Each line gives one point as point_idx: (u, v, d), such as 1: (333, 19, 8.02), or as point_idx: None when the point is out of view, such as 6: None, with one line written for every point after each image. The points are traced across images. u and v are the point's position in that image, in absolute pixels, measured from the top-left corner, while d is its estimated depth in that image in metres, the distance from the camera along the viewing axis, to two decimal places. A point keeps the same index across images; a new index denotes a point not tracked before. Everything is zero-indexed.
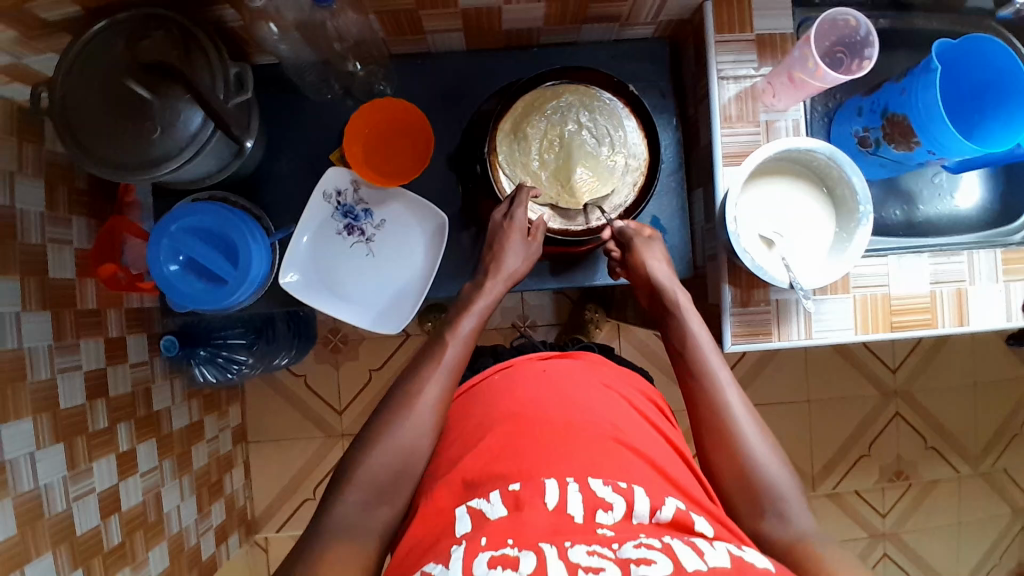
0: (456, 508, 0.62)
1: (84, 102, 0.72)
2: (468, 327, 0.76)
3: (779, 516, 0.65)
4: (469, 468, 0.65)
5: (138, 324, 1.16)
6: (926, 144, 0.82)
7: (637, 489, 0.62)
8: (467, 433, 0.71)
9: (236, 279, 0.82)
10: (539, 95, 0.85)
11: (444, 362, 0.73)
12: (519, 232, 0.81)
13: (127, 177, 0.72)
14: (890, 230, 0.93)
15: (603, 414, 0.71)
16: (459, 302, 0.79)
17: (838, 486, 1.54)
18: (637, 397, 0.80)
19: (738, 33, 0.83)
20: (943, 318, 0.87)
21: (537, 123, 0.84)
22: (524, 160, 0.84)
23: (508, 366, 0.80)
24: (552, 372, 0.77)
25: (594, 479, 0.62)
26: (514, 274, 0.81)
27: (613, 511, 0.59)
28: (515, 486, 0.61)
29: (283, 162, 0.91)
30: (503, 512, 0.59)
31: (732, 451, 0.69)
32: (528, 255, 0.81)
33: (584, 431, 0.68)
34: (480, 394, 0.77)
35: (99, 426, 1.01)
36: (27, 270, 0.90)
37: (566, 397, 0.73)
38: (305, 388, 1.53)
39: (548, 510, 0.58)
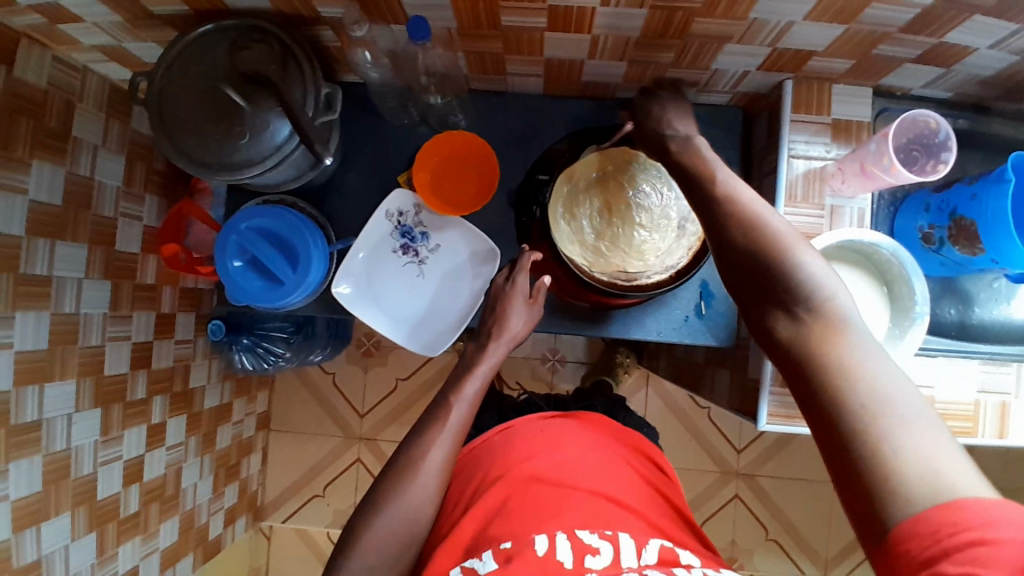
0: (451, 570, 0.68)
1: (182, 100, 0.76)
2: (472, 390, 0.80)
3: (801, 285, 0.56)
4: (468, 534, 0.70)
5: (189, 304, 1.20)
6: (989, 253, 0.80)
7: (622, 537, 0.67)
8: (467, 497, 0.76)
9: (292, 282, 0.85)
10: (571, 178, 0.85)
11: (449, 423, 0.76)
12: (519, 298, 0.86)
13: (208, 175, 0.76)
14: (941, 329, 0.89)
15: (595, 470, 0.76)
16: (464, 363, 0.83)
17: (851, 573, 1.50)
18: (634, 456, 0.83)
19: (814, 116, 0.84)
20: (984, 429, 0.85)
21: (578, 200, 0.85)
22: (581, 237, 0.84)
23: (507, 428, 0.83)
24: (547, 429, 0.81)
25: (581, 529, 0.67)
26: (516, 337, 0.85)
27: (601, 556, 0.64)
28: (506, 545, 0.66)
29: (352, 175, 0.95)
30: (495, 565, 0.65)
31: (744, 246, 0.60)
32: (530, 319, 0.86)
33: (574, 484, 0.73)
34: (478, 455, 0.81)
35: (136, 397, 1.05)
36: (97, 240, 0.95)
37: (561, 451, 0.77)
38: (332, 386, 1.57)
39: (538, 557, 0.63)
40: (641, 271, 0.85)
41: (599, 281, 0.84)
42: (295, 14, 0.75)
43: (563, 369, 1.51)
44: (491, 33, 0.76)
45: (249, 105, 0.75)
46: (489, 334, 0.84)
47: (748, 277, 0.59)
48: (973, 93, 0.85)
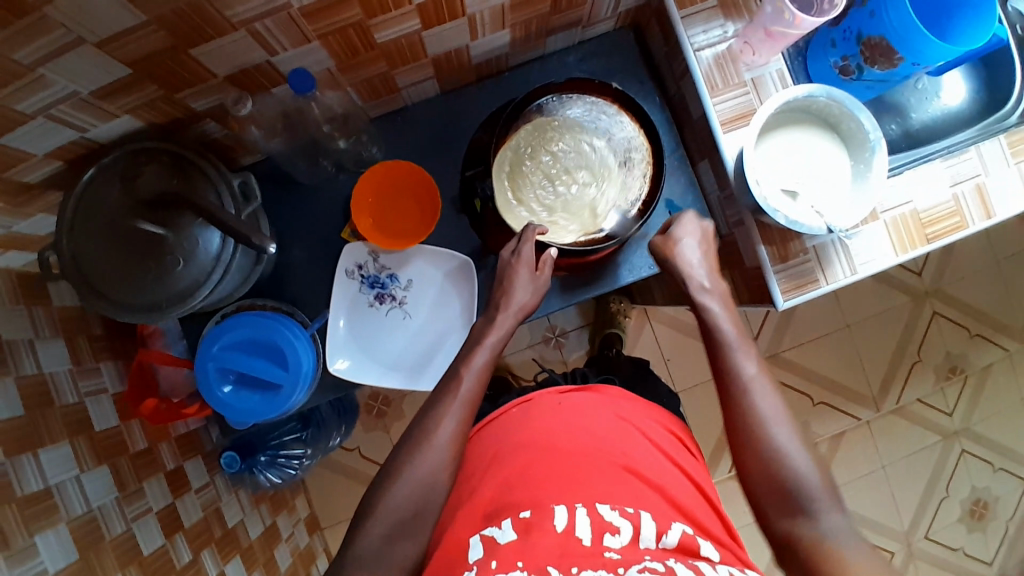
0: (471, 537, 0.68)
1: (96, 254, 0.70)
2: (479, 361, 0.76)
3: (810, 528, 0.66)
4: (488, 500, 0.71)
5: (191, 448, 1.14)
6: (909, 58, 0.83)
7: (643, 514, 0.67)
8: (485, 465, 0.76)
9: (289, 381, 0.81)
10: (508, 162, 0.86)
11: (459, 396, 0.74)
12: (526, 265, 0.80)
13: (161, 317, 0.72)
14: (892, 146, 0.94)
15: (619, 445, 0.75)
16: (470, 338, 0.80)
17: (901, 400, 1.56)
18: (659, 432, 0.81)
19: (700, 4, 0.83)
20: (971, 216, 0.88)
21: (526, 179, 0.85)
22: (546, 209, 0.85)
23: (527, 401, 0.83)
24: (568, 405, 0.80)
25: (601, 504, 0.67)
26: (525, 307, 0.80)
27: (620, 534, 0.64)
28: (525, 514, 0.66)
29: (296, 251, 0.91)
30: (513, 536, 0.65)
31: (738, 433, 0.71)
32: (538, 289, 0.80)
33: (595, 461, 0.73)
34: (501, 426, 0.81)
35: (184, 560, 1.00)
36: (73, 430, 0.89)
37: (582, 430, 0.77)
38: (362, 460, 1.52)
39: (556, 531, 0.64)
40: (616, 210, 0.86)
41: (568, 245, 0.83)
42: (173, 120, 0.72)
43: (568, 341, 1.50)
44: (371, 55, 0.74)
45: (169, 229, 0.71)
46: (494, 310, 0.80)
47: (737, 439, 0.72)
48: None
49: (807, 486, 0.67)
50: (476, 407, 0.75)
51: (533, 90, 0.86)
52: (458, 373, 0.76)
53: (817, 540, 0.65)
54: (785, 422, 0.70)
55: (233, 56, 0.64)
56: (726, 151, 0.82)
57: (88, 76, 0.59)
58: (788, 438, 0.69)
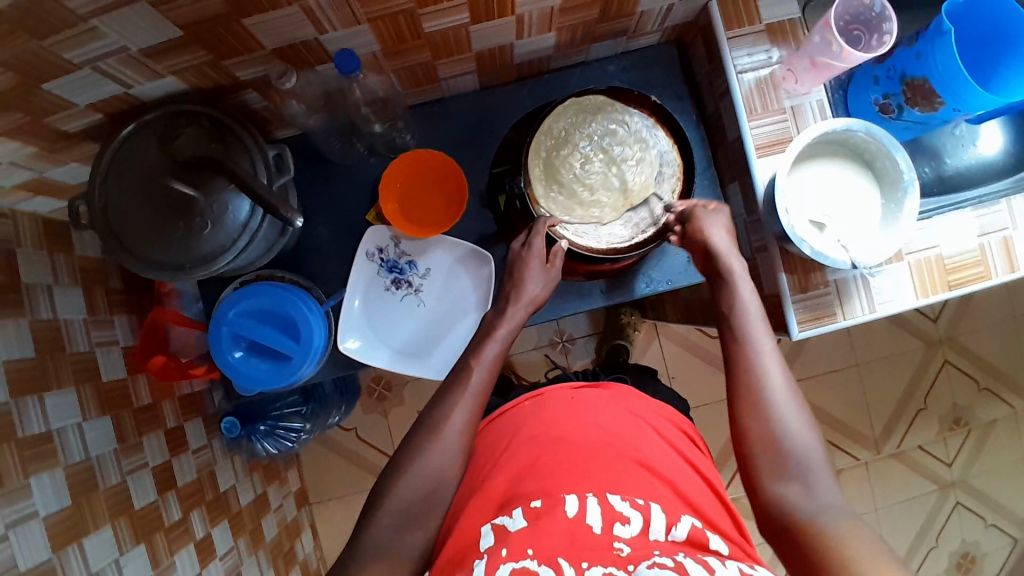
0: (482, 526, 0.68)
1: (131, 209, 0.72)
2: (491, 352, 0.77)
3: (800, 496, 0.64)
4: (499, 487, 0.71)
5: (192, 409, 1.16)
6: (950, 103, 0.82)
7: (653, 506, 0.67)
8: (496, 456, 0.77)
9: (299, 353, 0.82)
10: (545, 147, 0.85)
11: (470, 386, 0.74)
12: (537, 260, 0.82)
13: (183, 277, 0.73)
14: (925, 189, 0.93)
15: (629, 439, 0.76)
16: (481, 329, 0.81)
17: (901, 445, 1.55)
18: (669, 428, 0.82)
19: (748, 26, 0.84)
20: (995, 268, 0.88)
21: (559, 168, 0.85)
22: (573, 202, 0.85)
23: (538, 394, 0.84)
24: (581, 399, 0.81)
25: (612, 494, 0.67)
26: (535, 300, 0.81)
27: (631, 524, 0.65)
28: (536, 503, 0.67)
29: (320, 227, 0.92)
30: (524, 523, 0.65)
31: (742, 399, 0.70)
32: (549, 282, 0.82)
33: (608, 452, 0.73)
34: (513, 417, 0.82)
35: (174, 519, 1.01)
36: (81, 378, 0.91)
37: (593, 423, 0.77)
38: (357, 441, 1.53)
39: (567, 519, 0.64)
40: (643, 218, 0.86)
41: (591, 249, 0.84)
42: (214, 86, 0.73)
43: (575, 348, 1.51)
44: (416, 43, 0.74)
45: (201, 192, 0.72)
46: (505, 301, 0.81)
47: (739, 405, 0.71)
48: None
49: (802, 455, 0.66)
50: (486, 399, 0.75)
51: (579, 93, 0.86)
52: (470, 366, 0.76)
53: (804, 508, 0.63)
54: (790, 391, 0.69)
55: (283, 31, 0.65)
56: (757, 175, 0.82)
57: (140, 36, 0.60)
58: (792, 407, 0.68)
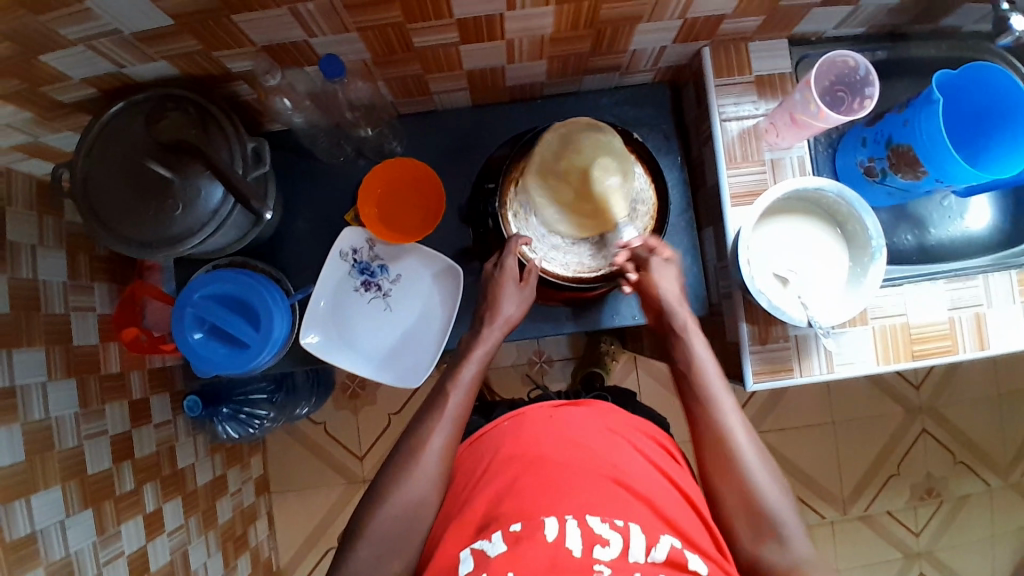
0: (460, 551, 0.66)
1: (107, 182, 0.74)
2: (468, 375, 0.78)
3: (776, 551, 0.68)
4: (477, 513, 0.69)
5: (161, 383, 1.17)
6: (932, 173, 0.83)
7: (633, 527, 0.65)
8: (476, 479, 0.74)
9: (257, 342, 0.83)
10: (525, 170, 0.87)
11: (446, 413, 0.75)
12: (510, 278, 0.83)
13: (149, 255, 0.74)
14: (904, 256, 0.92)
15: (606, 456, 0.73)
16: (459, 351, 0.81)
17: (870, 508, 1.52)
18: (649, 446, 0.79)
19: (737, 77, 0.85)
20: (964, 343, 0.87)
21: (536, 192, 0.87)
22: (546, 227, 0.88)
23: (519, 414, 0.80)
24: (560, 418, 0.78)
25: (592, 516, 0.65)
26: (510, 320, 0.82)
27: (610, 547, 0.63)
28: (516, 526, 0.64)
29: (299, 222, 0.93)
30: (503, 548, 0.63)
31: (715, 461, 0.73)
32: (524, 301, 0.83)
33: (585, 474, 0.70)
34: (489, 441, 0.78)
35: (126, 489, 1.02)
36: (52, 340, 0.92)
37: (570, 441, 0.74)
38: (325, 435, 1.54)
39: (547, 543, 0.62)
40: (616, 251, 0.88)
41: (561, 277, 0.87)
42: (206, 74, 0.75)
43: (552, 369, 1.51)
44: (406, 56, 0.76)
45: (177, 174, 0.74)
46: (481, 322, 0.82)
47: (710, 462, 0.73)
48: (884, 23, 0.89)
49: (778, 514, 0.69)
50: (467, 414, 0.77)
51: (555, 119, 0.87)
52: (447, 390, 0.77)
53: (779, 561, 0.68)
54: (755, 451, 0.72)
55: (272, 29, 0.67)
56: (729, 224, 0.83)
57: (133, 21, 0.62)
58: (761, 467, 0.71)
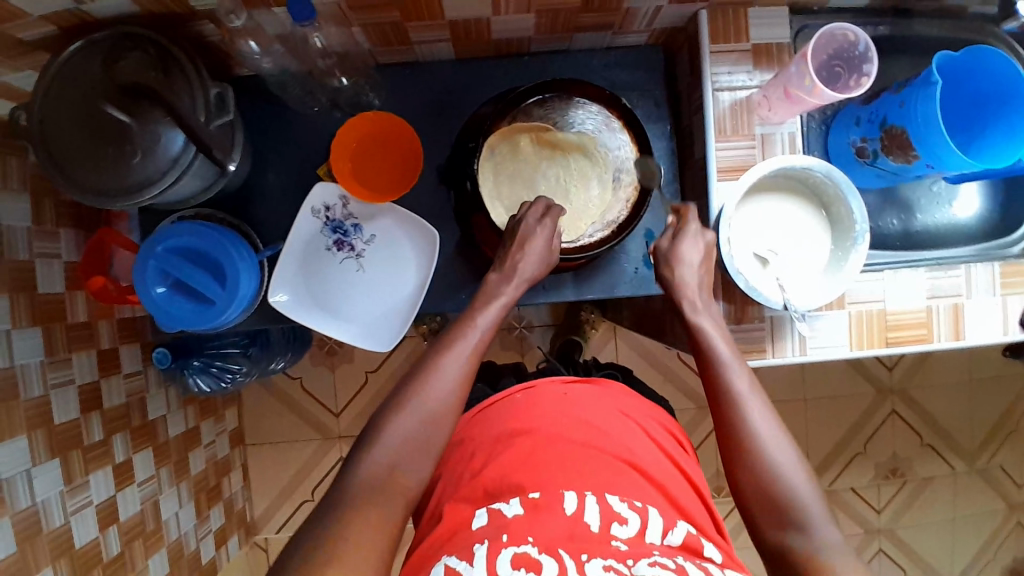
0: (475, 509, 0.66)
1: (63, 126, 0.70)
2: (487, 321, 0.74)
3: (802, 543, 0.60)
4: (490, 478, 0.68)
5: (132, 334, 1.15)
6: (925, 158, 0.80)
7: (651, 510, 0.65)
8: (488, 448, 0.72)
9: (223, 300, 0.81)
10: (511, 145, 0.85)
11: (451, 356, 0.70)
12: (540, 237, 0.78)
13: (108, 205, 0.71)
14: (887, 241, 0.90)
15: (618, 438, 0.73)
16: (480, 294, 0.77)
17: (835, 483, 1.55)
18: (658, 431, 0.79)
19: (734, 44, 0.81)
20: (939, 333, 0.86)
21: (518, 170, 0.86)
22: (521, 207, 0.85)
23: (530, 387, 0.79)
24: (574, 397, 0.77)
25: (611, 495, 0.65)
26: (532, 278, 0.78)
27: (628, 525, 0.63)
28: (534, 495, 0.64)
29: (270, 175, 0.90)
30: (520, 511, 0.63)
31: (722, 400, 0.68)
32: (547, 262, 0.79)
33: (601, 454, 0.70)
34: (501, 409, 0.77)
35: (94, 439, 1.01)
36: (17, 287, 0.90)
37: (581, 420, 0.74)
38: (301, 391, 1.53)
39: (566, 515, 0.62)
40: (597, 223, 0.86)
41: None
42: (170, 13, 0.70)
43: (532, 335, 1.50)
44: (384, 2, 0.72)
45: (135, 119, 0.70)
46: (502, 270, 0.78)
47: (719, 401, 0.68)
48: None
49: (807, 508, 0.61)
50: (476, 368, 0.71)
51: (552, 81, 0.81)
52: (446, 339, 0.74)
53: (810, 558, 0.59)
54: (777, 440, 0.65)
55: None
56: (713, 200, 0.81)
57: None
58: (782, 457, 0.64)
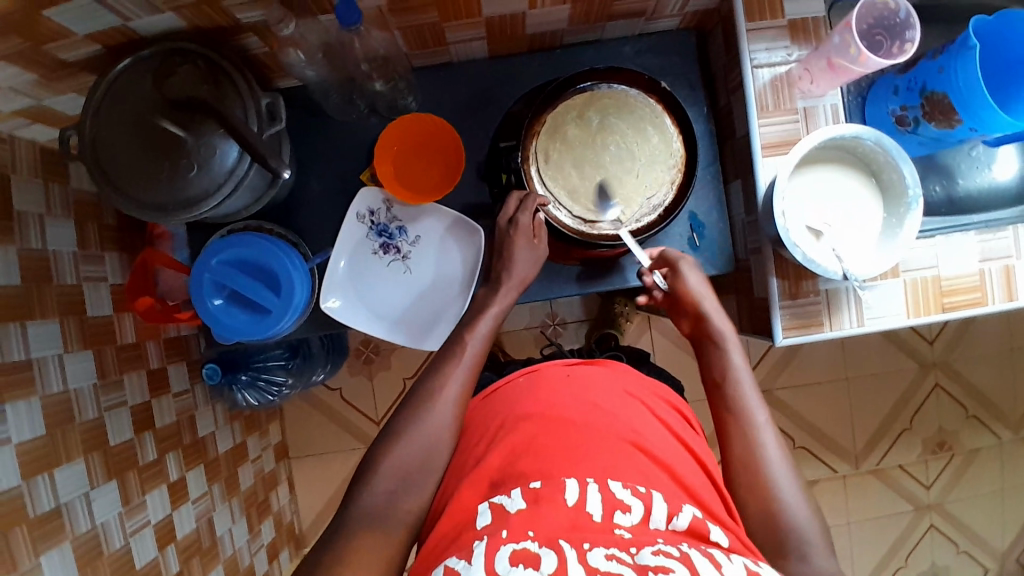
0: (478, 504, 0.64)
1: (118, 144, 0.71)
2: (484, 330, 0.76)
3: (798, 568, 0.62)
4: (494, 467, 0.67)
5: (178, 353, 1.15)
6: (967, 122, 0.79)
7: (655, 495, 0.63)
8: (492, 434, 0.72)
9: (280, 308, 0.81)
10: (556, 122, 0.83)
11: (465, 357, 0.73)
12: (524, 236, 0.81)
13: (166, 219, 0.72)
14: (931, 208, 0.89)
15: (625, 419, 0.71)
16: (473, 307, 0.80)
17: (882, 462, 1.54)
18: (669, 413, 0.78)
19: (770, 19, 0.81)
20: (994, 295, 0.86)
21: (566, 151, 0.83)
22: (573, 188, 0.83)
23: (534, 371, 0.78)
24: (578, 377, 0.76)
25: (613, 481, 0.63)
26: (524, 280, 0.81)
27: (631, 513, 0.60)
28: (536, 484, 0.63)
29: (313, 185, 0.91)
30: (523, 505, 0.61)
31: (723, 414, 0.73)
32: (537, 259, 0.81)
33: (604, 435, 0.68)
34: (503, 396, 0.77)
35: (148, 459, 1.02)
36: (66, 310, 0.90)
37: (587, 400, 0.73)
38: (341, 401, 1.54)
39: (568, 506, 0.60)
40: (643, 209, 0.84)
41: (590, 236, 0.83)
42: (214, 27, 0.71)
43: (567, 331, 1.50)
44: (423, 3, 0.72)
45: (190, 133, 0.71)
46: (496, 280, 0.81)
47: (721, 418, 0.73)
48: None
49: (805, 530, 0.64)
50: (479, 370, 0.74)
51: (584, 71, 0.83)
52: (464, 339, 0.75)
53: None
54: (781, 464, 0.68)
55: None
56: (760, 175, 0.81)
57: None
58: (784, 481, 0.67)
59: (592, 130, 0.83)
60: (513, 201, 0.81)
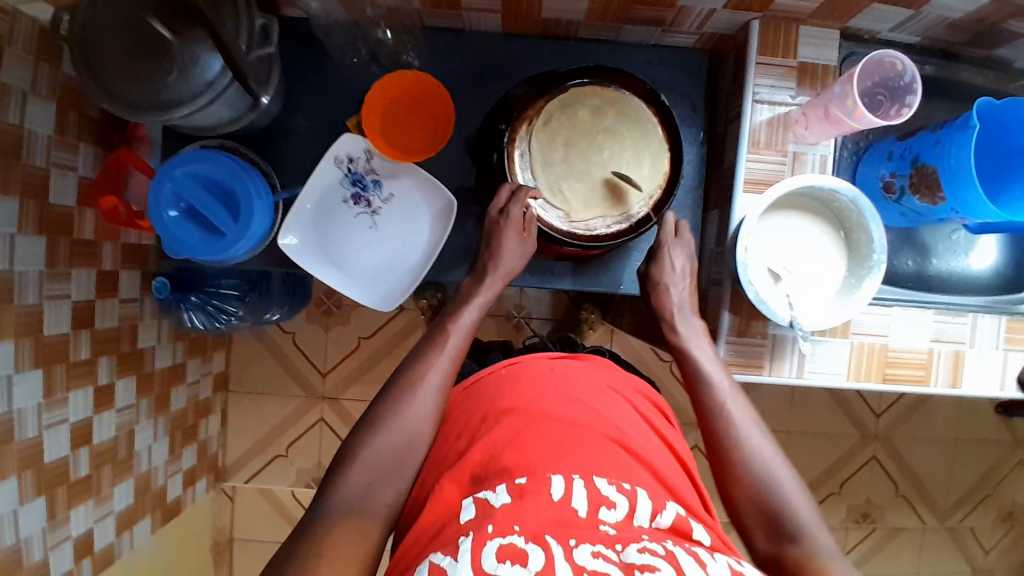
0: (461, 499, 0.60)
1: (103, 31, 0.69)
2: (468, 319, 0.76)
3: (797, 550, 0.61)
4: (476, 459, 0.62)
5: (134, 260, 1.13)
6: (950, 201, 0.79)
7: (640, 492, 0.59)
8: (473, 427, 0.67)
9: (235, 232, 0.80)
10: (550, 114, 0.82)
11: (445, 349, 0.73)
12: (514, 228, 0.80)
13: (135, 116, 0.71)
14: (901, 279, 0.89)
15: (607, 416, 0.68)
16: (458, 294, 0.79)
17: None
18: (641, 400, 0.76)
19: (782, 58, 0.81)
20: (937, 376, 0.86)
21: (555, 143, 0.82)
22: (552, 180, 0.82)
23: (515, 363, 0.75)
24: (562, 372, 0.72)
25: (599, 478, 0.59)
26: (511, 272, 0.81)
27: (616, 509, 0.57)
28: (520, 480, 0.58)
29: (300, 121, 0.90)
30: (507, 499, 0.57)
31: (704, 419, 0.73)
32: (525, 254, 0.81)
33: (586, 429, 0.64)
34: (483, 389, 0.72)
35: (80, 357, 1.00)
36: (28, 192, 0.87)
37: (568, 396, 0.68)
38: (292, 345, 1.52)
39: (553, 500, 0.56)
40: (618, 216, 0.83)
41: (557, 230, 0.81)
42: None
43: (529, 326, 1.49)
44: None
45: (177, 37, 0.69)
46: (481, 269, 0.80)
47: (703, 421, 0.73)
48: (940, 37, 0.85)
49: (797, 511, 0.64)
50: (460, 363, 0.74)
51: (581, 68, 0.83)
52: (446, 329, 0.75)
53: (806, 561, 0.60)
54: (767, 448, 0.68)
55: None
56: (736, 210, 0.81)
57: None
58: (771, 463, 0.67)
59: (586, 129, 0.82)
60: (506, 192, 0.81)
